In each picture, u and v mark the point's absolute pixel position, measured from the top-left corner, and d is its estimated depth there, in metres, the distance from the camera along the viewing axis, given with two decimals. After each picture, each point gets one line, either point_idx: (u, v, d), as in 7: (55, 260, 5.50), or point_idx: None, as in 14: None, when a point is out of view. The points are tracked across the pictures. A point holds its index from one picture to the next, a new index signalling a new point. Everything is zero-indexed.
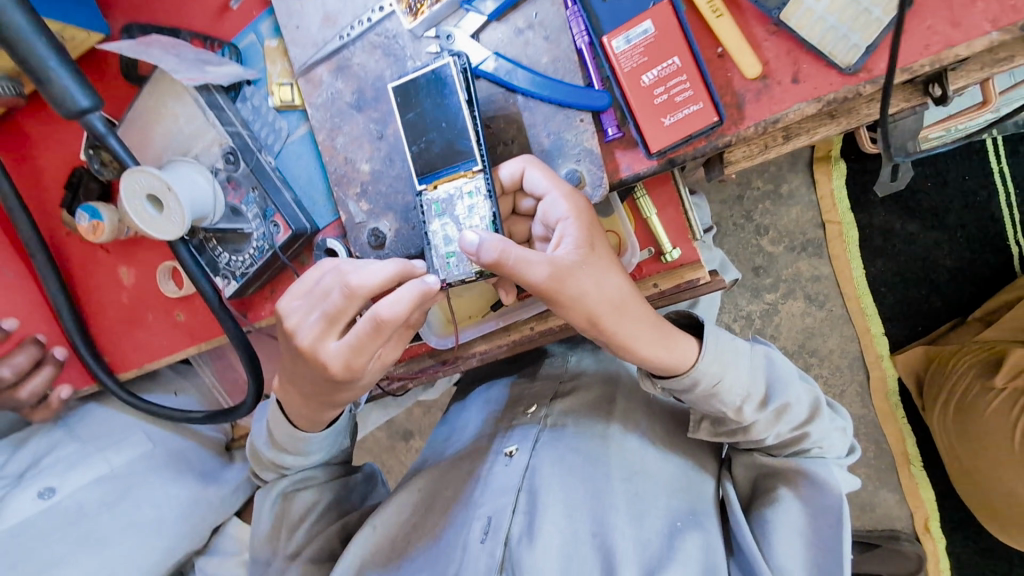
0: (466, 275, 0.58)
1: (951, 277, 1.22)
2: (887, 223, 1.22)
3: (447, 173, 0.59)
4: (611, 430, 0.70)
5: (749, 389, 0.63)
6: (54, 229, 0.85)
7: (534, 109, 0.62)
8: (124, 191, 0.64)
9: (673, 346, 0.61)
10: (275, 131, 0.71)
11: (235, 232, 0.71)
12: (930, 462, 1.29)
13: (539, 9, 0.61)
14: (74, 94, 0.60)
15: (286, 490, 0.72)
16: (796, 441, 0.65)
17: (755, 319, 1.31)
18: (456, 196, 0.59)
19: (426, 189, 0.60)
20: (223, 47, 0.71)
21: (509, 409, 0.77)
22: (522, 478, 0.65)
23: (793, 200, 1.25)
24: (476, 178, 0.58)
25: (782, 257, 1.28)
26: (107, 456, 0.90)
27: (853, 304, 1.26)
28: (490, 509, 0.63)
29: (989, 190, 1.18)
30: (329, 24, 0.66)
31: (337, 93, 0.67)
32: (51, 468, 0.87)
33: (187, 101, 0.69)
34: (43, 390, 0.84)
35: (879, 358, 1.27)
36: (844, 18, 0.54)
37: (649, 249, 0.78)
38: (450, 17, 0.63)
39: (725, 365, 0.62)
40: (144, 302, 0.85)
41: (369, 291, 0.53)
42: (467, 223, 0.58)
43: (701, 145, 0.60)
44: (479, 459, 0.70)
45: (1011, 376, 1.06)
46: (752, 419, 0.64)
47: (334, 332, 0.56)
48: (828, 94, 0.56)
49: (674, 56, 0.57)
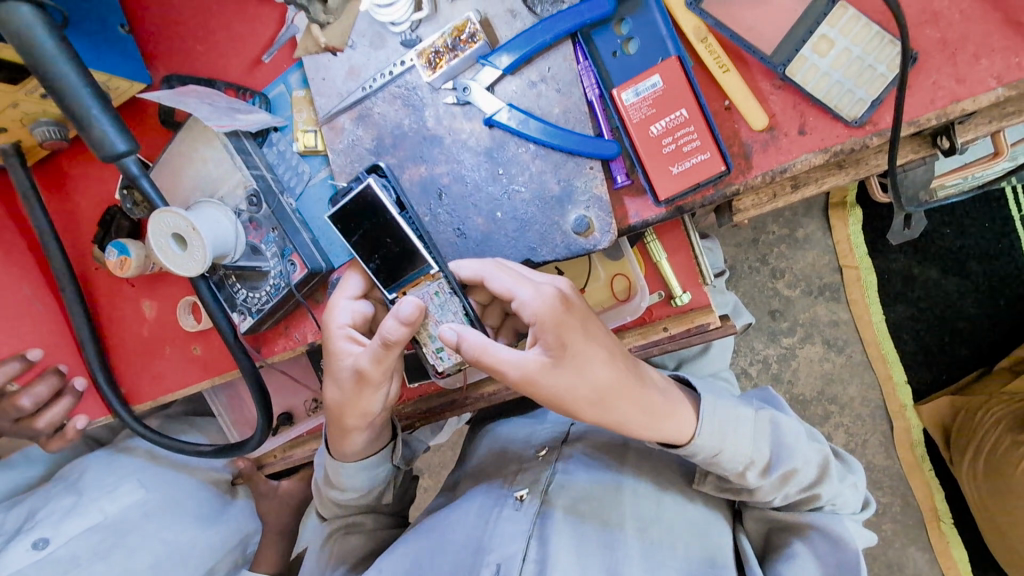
0: (458, 363, 0.63)
1: (975, 325, 1.20)
2: (906, 269, 1.21)
3: (409, 280, 0.62)
4: (623, 476, 0.69)
5: (752, 456, 0.61)
6: (85, 263, 0.89)
7: (545, 157, 0.64)
8: (152, 230, 0.67)
9: (664, 425, 0.59)
10: (298, 174, 0.74)
11: (254, 270, 0.74)
12: (959, 518, 1.23)
13: (552, 64, 0.63)
14: (111, 138, 0.64)
15: (335, 532, 0.77)
16: (807, 499, 0.64)
17: (771, 363, 1.29)
18: (424, 299, 0.62)
19: (396, 298, 0.63)
20: (254, 96, 0.75)
21: (518, 449, 0.76)
22: (532, 525, 0.65)
23: (809, 244, 1.25)
24: (437, 281, 0.62)
25: (798, 300, 1.27)
26: (102, 507, 0.95)
27: (873, 350, 1.24)
28: (499, 556, 0.63)
29: (1012, 239, 1.17)
30: (354, 76, 0.69)
31: (357, 140, 0.69)
32: (46, 519, 0.92)
33: (216, 146, 0.72)
34: (60, 419, 0.86)
35: (902, 407, 1.23)
36: (849, 73, 0.56)
37: (659, 293, 0.79)
38: (467, 71, 0.65)
39: (724, 435, 0.60)
40: (164, 335, 0.87)
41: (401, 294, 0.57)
42: (444, 320, 0.62)
43: (709, 193, 0.61)
44: (487, 500, 0.69)
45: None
46: (755, 484, 0.62)
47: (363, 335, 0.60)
48: (835, 146, 0.57)
49: (682, 108, 0.59)
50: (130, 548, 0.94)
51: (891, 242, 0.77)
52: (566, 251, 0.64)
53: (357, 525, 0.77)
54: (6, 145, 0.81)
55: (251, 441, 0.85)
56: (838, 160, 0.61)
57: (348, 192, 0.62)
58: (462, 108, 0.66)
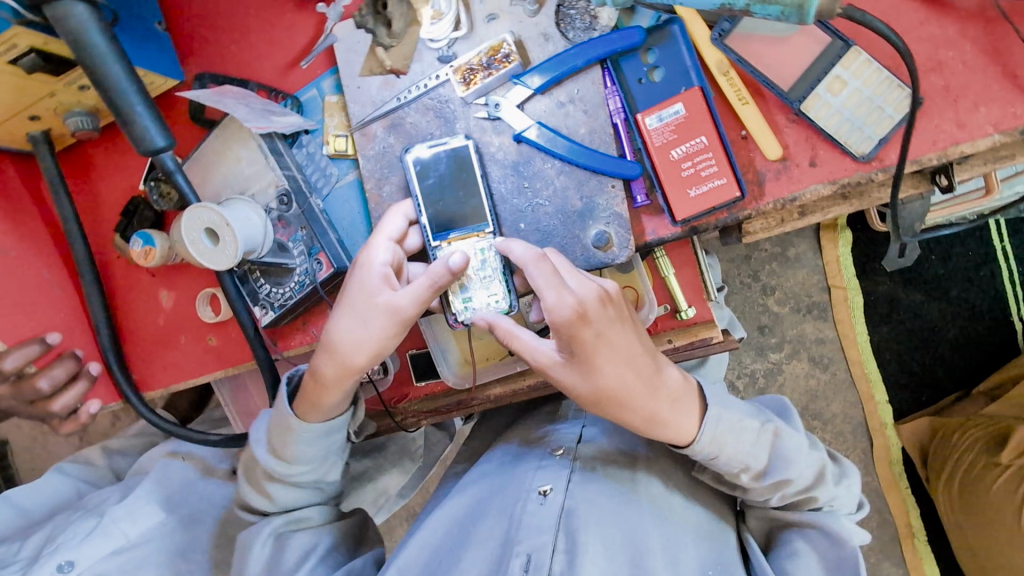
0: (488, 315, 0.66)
1: (955, 349, 1.26)
2: (892, 292, 1.27)
3: (460, 231, 0.66)
4: (638, 477, 0.73)
5: (748, 461, 0.65)
6: (104, 251, 0.90)
7: (569, 173, 0.67)
8: (186, 224, 0.70)
9: (676, 416, 0.63)
10: (326, 176, 0.77)
11: (280, 266, 0.76)
12: (931, 533, 1.29)
13: (581, 86, 0.67)
14: (150, 133, 0.67)
15: (281, 530, 0.71)
16: (806, 500, 0.68)
17: (759, 377, 1.34)
18: (471, 251, 0.66)
19: (442, 246, 0.66)
20: (286, 98, 0.78)
21: (536, 446, 0.79)
22: (557, 520, 0.67)
23: (800, 264, 1.30)
24: (487, 237, 0.67)
25: (787, 317, 1.31)
26: (126, 529, 0.84)
27: (857, 369, 1.29)
28: (529, 548, 0.65)
29: (991, 270, 1.24)
30: (388, 86, 0.72)
31: (388, 147, 0.72)
32: (71, 542, 0.82)
33: (251, 147, 0.75)
34: (73, 403, 0.86)
35: (883, 426, 1.29)
36: (859, 112, 0.60)
37: (665, 306, 0.82)
38: (499, 88, 0.69)
39: (723, 440, 0.64)
40: (180, 325, 0.89)
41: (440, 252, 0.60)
42: (482, 274, 0.66)
43: (723, 216, 0.65)
44: (510, 495, 0.72)
45: (1017, 455, 1.07)
46: (749, 485, 0.66)
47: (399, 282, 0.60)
48: (843, 178, 0.61)
49: (702, 135, 0.63)
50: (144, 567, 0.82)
51: (884, 267, 0.82)
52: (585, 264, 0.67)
53: (303, 520, 0.72)
54: (37, 132, 0.83)
55: None
56: (843, 192, 0.65)
57: (432, 143, 0.67)
58: (492, 123, 0.69)
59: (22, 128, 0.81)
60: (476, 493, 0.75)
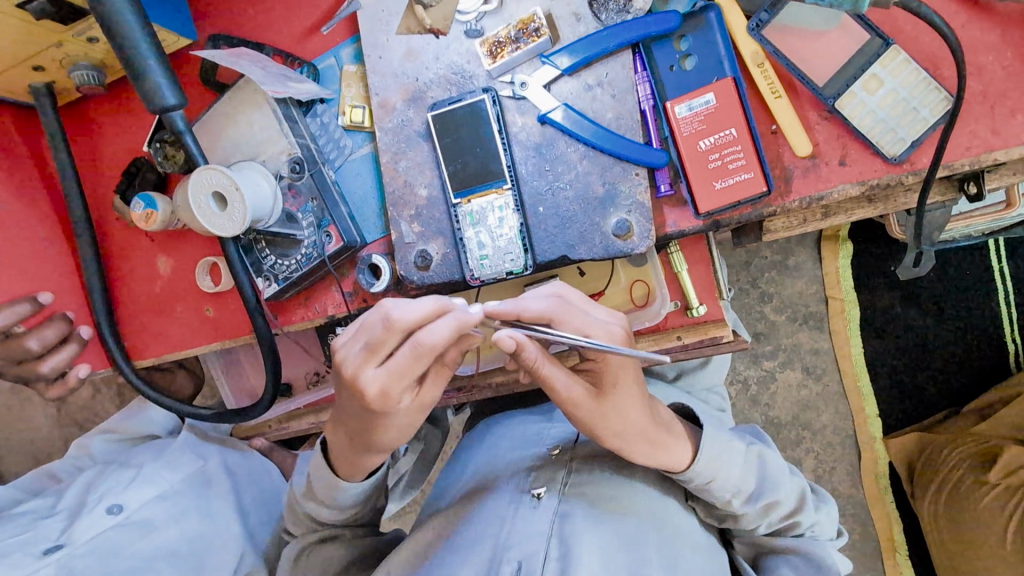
0: (499, 275, 0.67)
1: (948, 366, 1.26)
2: (889, 305, 1.26)
3: (481, 189, 0.67)
4: (630, 479, 0.72)
5: (740, 486, 0.66)
6: (102, 212, 0.87)
7: (592, 159, 0.66)
8: (194, 185, 0.67)
9: (671, 449, 0.62)
10: (339, 148, 0.75)
11: (287, 237, 0.73)
12: (913, 550, 1.29)
13: (610, 70, 0.65)
14: (163, 92, 0.65)
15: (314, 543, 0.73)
16: (789, 523, 0.69)
17: (751, 385, 1.34)
18: (488, 209, 0.67)
19: (461, 203, 0.68)
20: (303, 66, 0.76)
21: (531, 448, 0.78)
22: (550, 526, 0.65)
23: (799, 273, 1.30)
24: (506, 195, 0.67)
25: (783, 326, 1.31)
26: (165, 476, 0.97)
27: (849, 382, 1.29)
28: (520, 554, 0.63)
29: (989, 288, 1.23)
30: (411, 59, 0.70)
31: (407, 120, 0.70)
32: (113, 489, 0.93)
33: (265, 112, 0.72)
34: (64, 365, 0.85)
35: (871, 439, 1.29)
36: (893, 112, 0.59)
37: (676, 302, 0.81)
38: (526, 65, 0.67)
39: (718, 463, 0.65)
40: (177, 293, 0.86)
41: (407, 324, 0.52)
42: (498, 232, 0.67)
43: (747, 211, 0.63)
44: (501, 495, 0.71)
45: (1004, 474, 1.08)
46: (740, 511, 0.67)
47: (373, 360, 0.53)
48: (872, 180, 0.60)
49: (731, 127, 0.62)
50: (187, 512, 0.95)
51: (899, 277, 0.82)
52: (603, 253, 0.66)
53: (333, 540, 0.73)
54: (40, 83, 0.79)
55: (257, 407, 0.85)
56: (870, 194, 0.64)
57: (455, 100, 0.67)
58: (516, 102, 0.67)
59: (24, 78, 0.78)
60: (467, 504, 0.73)
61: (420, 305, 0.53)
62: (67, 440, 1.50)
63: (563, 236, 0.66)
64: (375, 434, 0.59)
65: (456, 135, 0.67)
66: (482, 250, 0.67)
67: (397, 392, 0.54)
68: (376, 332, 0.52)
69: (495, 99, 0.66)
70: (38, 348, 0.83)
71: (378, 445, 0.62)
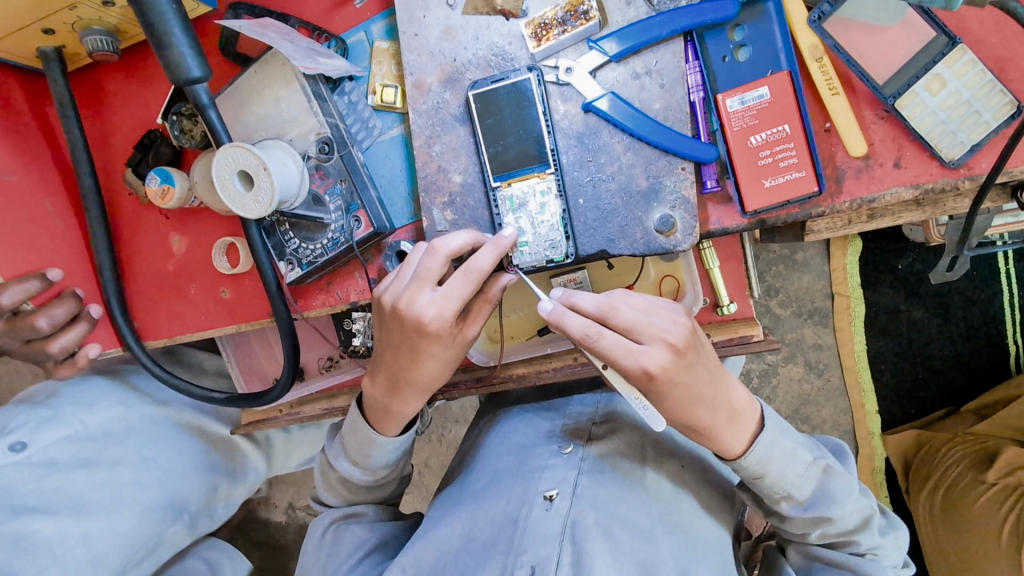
0: (538, 262, 0.65)
1: (948, 365, 1.26)
2: (893, 304, 1.26)
3: (521, 173, 0.65)
4: (647, 476, 0.72)
5: (792, 490, 0.66)
6: (112, 186, 0.83)
7: (637, 151, 0.63)
8: (217, 164, 0.64)
9: (721, 436, 0.64)
10: (367, 129, 0.72)
11: (313, 221, 0.71)
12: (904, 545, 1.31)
13: (660, 58, 0.62)
14: (188, 62, 0.62)
15: (338, 520, 0.79)
16: (847, 544, 0.70)
17: (753, 377, 1.34)
18: (530, 194, 0.65)
19: (501, 186, 0.65)
20: (331, 39, 0.72)
21: (541, 446, 0.76)
22: (563, 528, 0.63)
23: (807, 268, 1.28)
24: (548, 179, 0.64)
25: (788, 320, 1.30)
26: (81, 417, 0.93)
27: (851, 378, 1.29)
28: (533, 558, 0.61)
29: (994, 292, 1.23)
30: (449, 38, 0.67)
31: (443, 103, 0.67)
32: (22, 425, 0.90)
33: (293, 88, 0.69)
34: (73, 346, 0.82)
35: (869, 435, 1.30)
36: (954, 115, 0.57)
37: (706, 299, 0.80)
38: (571, 50, 0.64)
39: (772, 463, 0.65)
40: (191, 273, 0.83)
41: (451, 251, 0.59)
42: (539, 220, 0.64)
43: (794, 211, 0.62)
44: (514, 495, 0.69)
45: (1003, 473, 1.06)
46: (789, 513, 0.67)
47: (428, 287, 0.60)
48: (927, 183, 0.59)
49: (784, 123, 0.60)
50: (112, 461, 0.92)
51: (930, 280, 0.81)
52: (644, 249, 0.64)
53: (358, 516, 0.80)
54: (49, 48, 0.75)
55: (272, 392, 0.83)
56: (921, 198, 0.63)
57: (498, 79, 0.65)
58: (559, 88, 0.64)
59: (33, 41, 0.73)
60: (475, 505, 0.72)
61: (458, 237, 0.61)
62: None
63: (603, 230, 0.64)
64: (414, 369, 0.66)
65: (497, 118, 0.65)
66: (522, 236, 0.65)
67: (451, 316, 0.60)
68: (425, 263, 0.60)
69: (541, 82, 0.64)
70: (47, 327, 0.80)
71: (419, 384, 0.68)
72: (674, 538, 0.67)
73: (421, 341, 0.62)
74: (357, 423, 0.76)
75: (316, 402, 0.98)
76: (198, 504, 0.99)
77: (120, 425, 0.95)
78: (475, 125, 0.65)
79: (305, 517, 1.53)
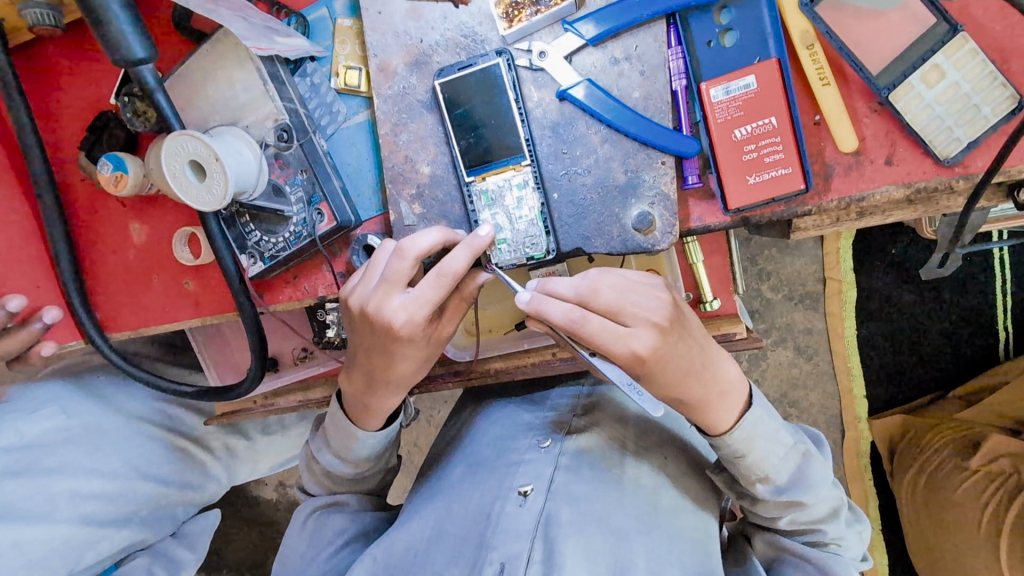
0: (518, 261, 0.61)
1: (938, 351, 1.24)
2: (885, 289, 1.23)
3: (497, 166, 0.61)
4: (626, 466, 0.69)
5: (770, 472, 0.63)
6: (67, 172, 0.79)
7: (615, 143, 0.59)
8: (165, 154, 0.59)
9: (714, 409, 0.61)
10: (332, 114, 0.68)
11: (274, 213, 0.67)
12: (888, 527, 1.31)
13: (640, 42, 0.58)
14: (129, 42, 0.57)
15: (319, 510, 0.76)
16: (813, 533, 0.67)
17: (742, 361, 1.31)
18: (505, 188, 0.61)
19: (474, 181, 0.61)
20: (290, 16, 0.67)
21: (517, 440, 0.73)
22: (535, 525, 0.61)
23: (799, 252, 1.25)
24: (525, 172, 0.60)
25: (779, 304, 1.28)
26: (18, 428, 0.86)
27: (840, 362, 1.27)
28: (503, 555, 0.59)
29: (986, 276, 1.20)
30: (415, 16, 0.62)
31: (409, 88, 0.63)
32: None
33: (248, 70, 0.64)
34: (18, 349, 0.78)
35: (856, 419, 1.29)
36: (951, 109, 0.54)
37: (689, 294, 0.77)
38: (545, 31, 0.60)
39: (755, 441, 0.63)
40: (153, 264, 0.79)
41: (421, 254, 0.56)
42: (516, 215, 0.61)
43: (780, 210, 0.58)
44: (487, 491, 0.67)
45: (986, 460, 1.05)
46: (763, 497, 0.65)
47: (398, 291, 0.57)
48: (919, 182, 0.56)
49: (771, 115, 0.56)
50: (50, 472, 0.86)
51: (924, 276, 0.78)
52: (620, 247, 0.60)
53: (340, 505, 0.76)
54: None
55: (240, 386, 0.79)
56: (913, 197, 0.60)
57: (465, 66, 0.60)
58: (533, 74, 0.60)
59: None
60: (447, 499, 0.69)
61: (428, 236, 0.57)
62: None
63: (579, 227, 0.61)
64: (387, 370, 0.63)
65: (468, 105, 0.60)
66: (499, 234, 0.61)
67: (422, 319, 0.57)
68: (393, 264, 0.56)
69: (511, 66, 0.60)
70: None
71: (396, 382, 0.65)
72: (648, 536, 0.64)
73: (392, 344, 0.59)
74: (338, 413, 0.73)
75: (291, 393, 0.95)
76: (145, 510, 0.94)
77: (86, 444, 0.90)
78: (443, 113, 0.61)
79: (295, 494, 1.52)
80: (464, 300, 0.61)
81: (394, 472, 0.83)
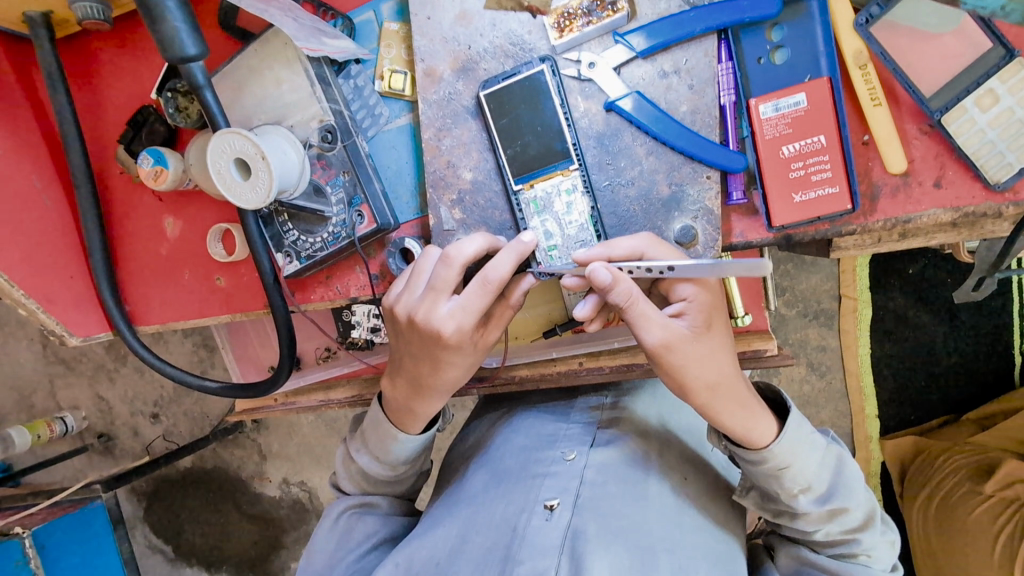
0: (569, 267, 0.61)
1: (953, 374, 1.23)
2: (902, 309, 1.22)
3: (543, 172, 0.61)
4: (650, 481, 0.69)
5: (812, 481, 0.63)
6: (103, 165, 0.79)
7: (660, 155, 0.59)
8: (212, 150, 0.59)
9: (757, 417, 0.62)
10: (374, 116, 0.68)
11: (313, 213, 0.67)
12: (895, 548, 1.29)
13: (690, 56, 0.58)
14: (183, 39, 0.57)
15: (351, 513, 0.74)
16: (847, 544, 0.65)
17: (754, 375, 1.31)
18: (554, 194, 0.61)
19: (522, 189, 0.61)
20: (337, 18, 0.68)
21: (543, 450, 0.72)
22: (562, 540, 0.61)
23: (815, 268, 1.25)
24: (572, 177, 0.60)
25: (793, 321, 1.28)
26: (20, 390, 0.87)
27: (853, 381, 1.27)
28: (531, 570, 0.59)
29: (1005, 301, 1.19)
30: (464, 23, 0.62)
31: (455, 93, 0.63)
32: None
33: (296, 70, 0.65)
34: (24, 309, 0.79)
35: (867, 439, 1.28)
36: (1005, 134, 0.54)
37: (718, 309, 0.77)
38: (595, 42, 0.60)
39: (798, 450, 0.62)
40: (186, 257, 0.79)
41: (466, 260, 0.56)
42: (567, 221, 0.61)
43: (824, 228, 0.58)
44: (514, 502, 0.66)
45: (1001, 486, 1.03)
46: (806, 508, 0.63)
47: (444, 300, 0.57)
48: (968, 207, 0.56)
49: (820, 134, 0.56)
50: None
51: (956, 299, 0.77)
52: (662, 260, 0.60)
53: (371, 507, 0.75)
54: (36, 13, 0.70)
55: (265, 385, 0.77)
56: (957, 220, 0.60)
57: (510, 74, 0.61)
58: (580, 84, 0.60)
59: (18, 6, 0.68)
60: (473, 508, 0.69)
61: (473, 243, 0.57)
62: (53, 376, 1.54)
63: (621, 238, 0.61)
64: (431, 376, 0.63)
65: (512, 113, 0.61)
66: (550, 239, 0.61)
67: (469, 328, 0.57)
68: (439, 272, 0.57)
69: (556, 74, 0.60)
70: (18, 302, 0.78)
71: (437, 388, 0.64)
72: (676, 554, 0.63)
73: (439, 352, 0.59)
74: (379, 414, 0.72)
75: (313, 392, 0.95)
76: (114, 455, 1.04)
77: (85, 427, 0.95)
78: (487, 121, 0.62)
79: (299, 492, 1.52)
80: (506, 308, 0.60)
81: (421, 483, 0.83)
